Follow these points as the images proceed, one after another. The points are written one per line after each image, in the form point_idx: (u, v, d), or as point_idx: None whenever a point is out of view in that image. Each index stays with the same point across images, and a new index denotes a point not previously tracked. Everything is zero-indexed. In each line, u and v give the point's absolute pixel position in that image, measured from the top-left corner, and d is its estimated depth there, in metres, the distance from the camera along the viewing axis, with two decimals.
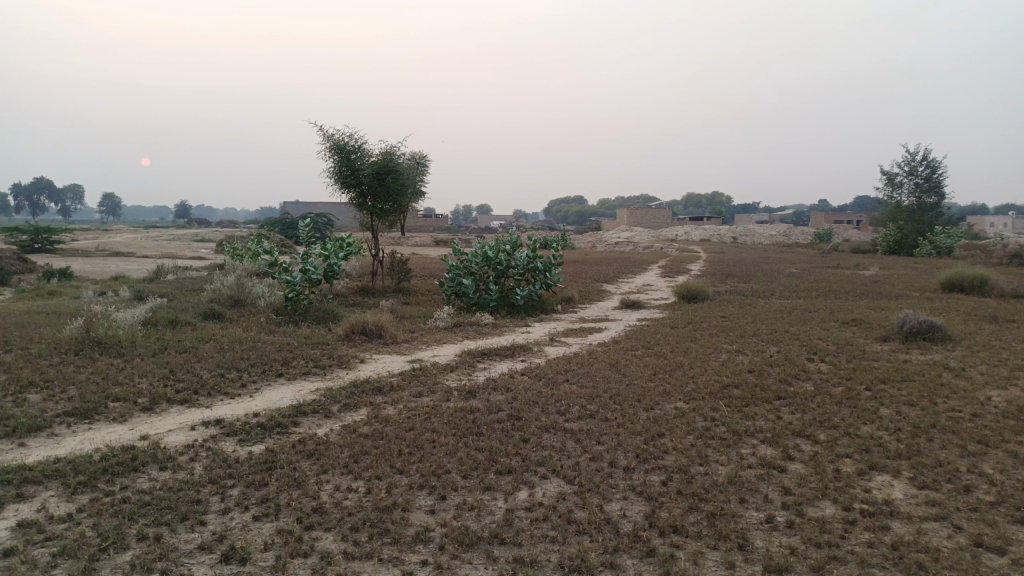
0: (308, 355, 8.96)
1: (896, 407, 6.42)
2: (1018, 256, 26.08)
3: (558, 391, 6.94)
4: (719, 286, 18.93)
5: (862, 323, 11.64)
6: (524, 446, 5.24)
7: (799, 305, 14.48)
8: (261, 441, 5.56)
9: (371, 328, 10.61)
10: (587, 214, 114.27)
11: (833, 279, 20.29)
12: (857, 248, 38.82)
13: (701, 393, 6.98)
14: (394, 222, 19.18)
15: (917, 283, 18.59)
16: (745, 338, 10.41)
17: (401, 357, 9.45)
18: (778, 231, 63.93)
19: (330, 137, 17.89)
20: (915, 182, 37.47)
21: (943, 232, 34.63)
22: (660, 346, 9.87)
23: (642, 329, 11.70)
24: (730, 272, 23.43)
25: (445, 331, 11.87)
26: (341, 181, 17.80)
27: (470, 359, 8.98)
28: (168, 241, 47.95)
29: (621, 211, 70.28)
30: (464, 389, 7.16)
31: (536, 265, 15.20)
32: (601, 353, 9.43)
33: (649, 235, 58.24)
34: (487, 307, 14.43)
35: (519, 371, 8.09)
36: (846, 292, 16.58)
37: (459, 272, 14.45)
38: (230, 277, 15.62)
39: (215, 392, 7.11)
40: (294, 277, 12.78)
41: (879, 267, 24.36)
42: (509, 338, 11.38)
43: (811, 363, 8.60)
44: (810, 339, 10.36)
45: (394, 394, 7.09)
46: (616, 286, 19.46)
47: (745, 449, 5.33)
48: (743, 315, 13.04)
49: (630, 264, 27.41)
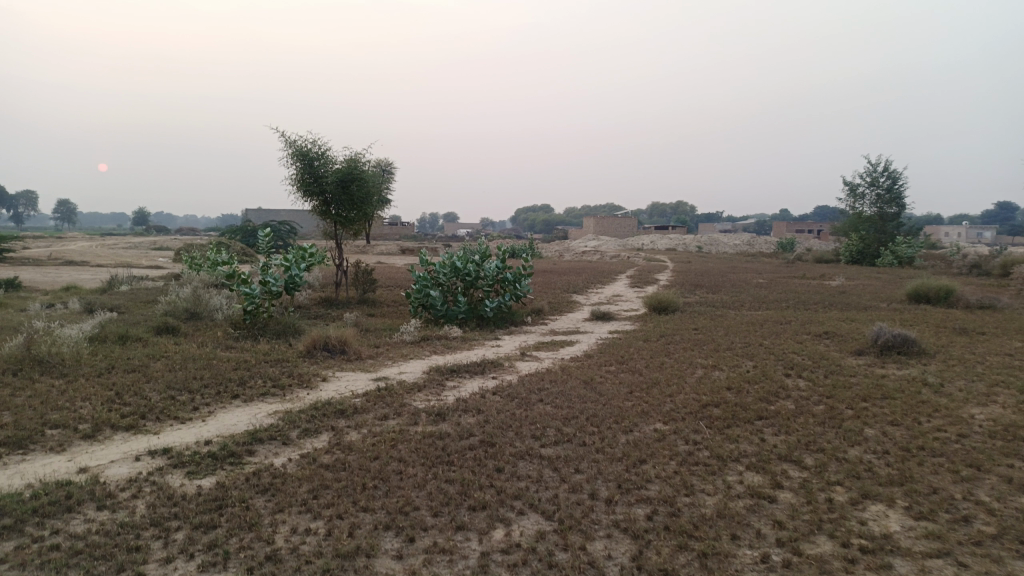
0: (267, 373, 8.49)
1: (881, 428, 6.21)
2: (978, 266, 26.50)
3: (532, 412, 6.60)
4: (689, 296, 18.83)
5: (834, 336, 11.52)
6: (498, 477, 4.89)
7: (769, 316, 14.37)
8: (212, 474, 5.12)
9: (334, 343, 10.17)
10: (553, 223, 114.52)
11: (801, 289, 20.33)
12: (821, 258, 39.31)
13: (680, 413, 6.70)
14: (358, 231, 18.71)
15: (884, 294, 18.68)
16: (719, 352, 10.20)
17: (366, 374, 9.04)
18: (742, 241, 64.62)
19: (292, 144, 17.38)
20: (876, 193, 38.06)
21: (904, 242, 35.22)
22: (635, 361, 9.61)
23: (614, 343, 11.44)
24: (699, 282, 23.40)
25: (412, 345, 11.47)
26: (304, 189, 17.29)
27: (438, 377, 8.60)
28: (125, 249, 46.63)
29: (587, 220, 70.41)
30: (432, 411, 6.78)
31: (505, 276, 14.89)
32: (574, 369, 9.13)
33: (616, 244, 58.37)
34: (455, 320, 14.05)
35: (489, 390, 7.75)
36: (815, 303, 16.55)
37: (426, 283, 14.05)
38: (187, 289, 15.01)
39: (164, 417, 6.62)
40: (253, 289, 12.26)
41: (845, 277, 24.57)
42: (478, 353, 11.03)
43: (788, 379, 8.40)
44: (785, 353, 10.19)
45: (358, 417, 6.68)
46: (586, 297, 19.23)
47: (731, 477, 5.04)
48: (715, 327, 12.86)
49: (598, 274, 27.24)
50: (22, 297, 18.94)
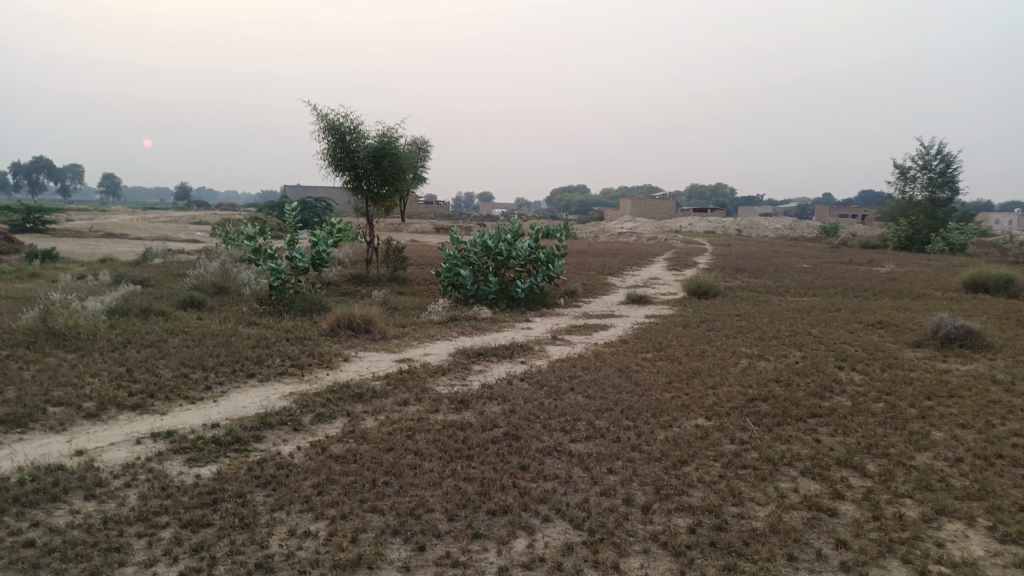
0: (286, 352, 8.13)
1: (950, 431, 5.57)
2: None
3: (561, 402, 6.12)
4: (729, 280, 18.10)
5: (888, 326, 10.77)
6: (522, 477, 4.41)
7: (816, 303, 13.61)
8: (213, 462, 4.73)
9: (358, 322, 9.79)
10: (589, 204, 113.40)
11: (848, 276, 19.45)
12: (866, 244, 37.93)
13: (724, 408, 6.15)
14: (390, 207, 18.29)
15: (938, 282, 17.70)
16: (765, 341, 9.57)
17: (389, 356, 8.64)
18: (783, 224, 63.00)
19: (324, 117, 16.98)
20: (928, 176, 36.47)
21: (956, 229, 33.76)
22: (673, 348, 9.05)
23: (651, 328, 10.87)
24: (740, 265, 22.58)
25: (440, 326, 11.04)
26: (335, 164, 16.90)
27: (464, 360, 8.15)
28: (164, 222, 47.22)
29: (624, 201, 69.26)
30: (455, 397, 6.33)
31: (538, 256, 14.39)
32: (608, 355, 8.60)
33: (653, 226, 57.38)
34: (485, 300, 13.60)
35: (517, 376, 7.27)
36: (864, 290, 15.71)
37: (457, 262, 13.59)
38: (215, 263, 14.78)
39: (173, 397, 6.27)
40: (279, 264, 11.94)
41: (894, 264, 23.52)
42: (508, 335, 10.55)
43: (841, 372, 7.77)
44: (835, 343, 9.51)
45: (376, 402, 6.26)
46: (622, 279, 18.61)
47: (784, 483, 4.49)
48: (758, 314, 12.20)
49: (634, 256, 26.52)
50: (56, 268, 18.98)
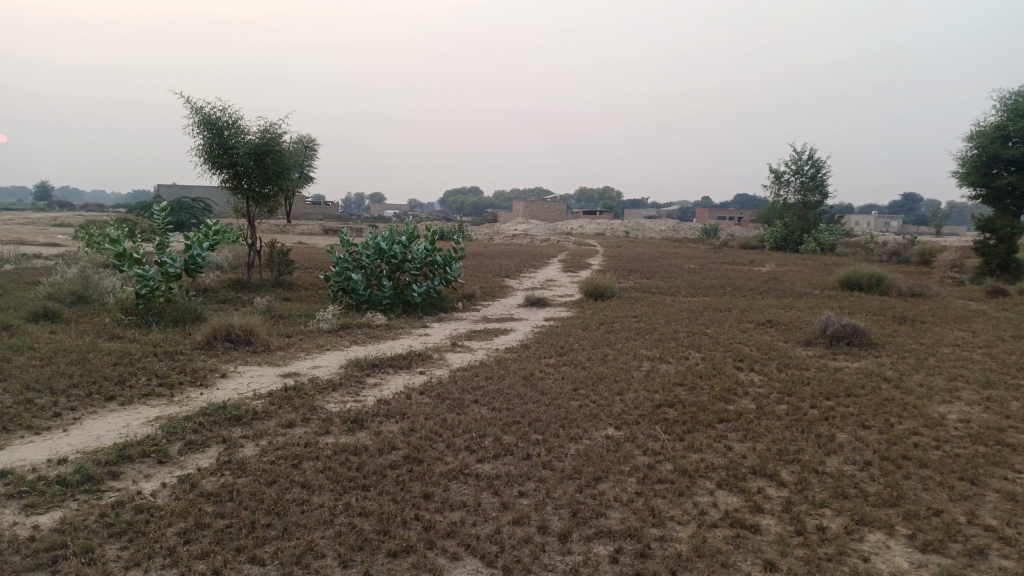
0: (153, 370, 7.27)
1: (853, 433, 5.57)
2: (897, 253, 27.07)
3: (464, 417, 5.70)
4: (623, 282, 18.27)
5: (779, 325, 11.04)
6: (425, 507, 3.96)
7: (708, 303, 13.86)
8: (57, 507, 3.98)
9: (238, 333, 8.98)
10: (481, 206, 113.59)
11: (734, 275, 20.12)
12: (746, 245, 39.75)
13: (633, 415, 5.92)
14: (274, 208, 17.24)
15: (815, 281, 18.58)
16: (664, 342, 9.53)
17: (274, 370, 7.94)
18: (668, 226, 65.28)
19: (199, 111, 15.77)
20: (800, 180, 38.61)
21: (826, 230, 35.99)
22: (575, 353, 8.83)
23: (551, 332, 10.64)
24: (633, 267, 22.98)
25: (330, 334, 10.36)
26: (212, 161, 15.72)
27: (357, 372, 7.57)
28: (20, 224, 43.14)
29: (517, 204, 69.66)
30: (347, 416, 5.78)
31: (434, 259, 13.91)
32: (510, 362, 8.26)
33: (546, 229, 58.03)
34: (379, 306, 12.98)
35: (416, 388, 6.79)
36: (751, 290, 16.21)
37: (347, 265, 12.86)
38: (73, 269, 13.35)
39: (11, 427, 5.38)
40: (147, 270, 10.85)
41: (774, 264, 24.67)
42: (404, 343, 10.02)
43: (741, 373, 7.77)
44: (731, 343, 9.60)
45: (257, 426, 5.61)
46: (518, 282, 18.41)
47: (703, 498, 4.27)
48: (654, 315, 12.25)
49: (528, 258, 26.45)
50: None
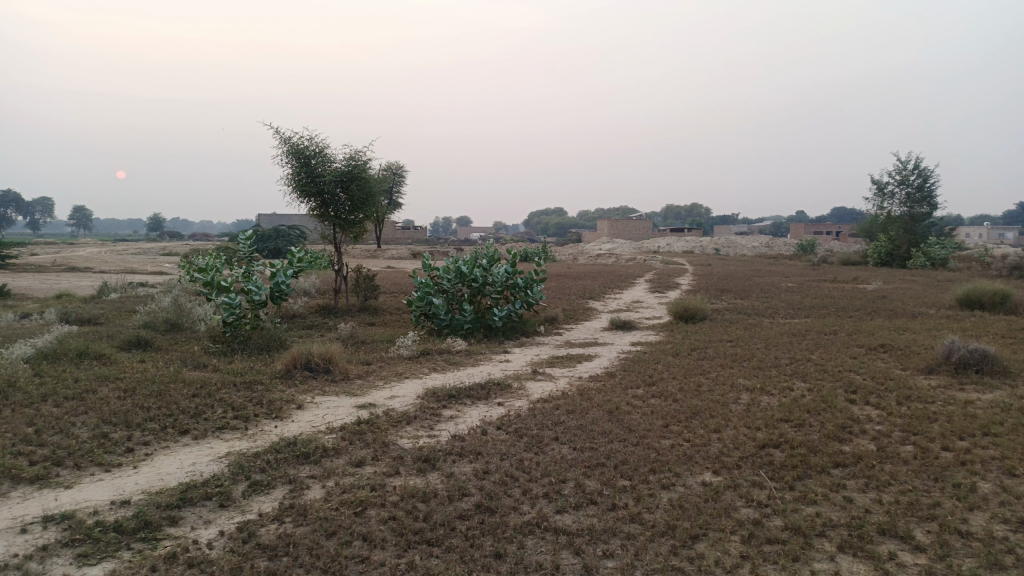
0: (230, 401, 7.15)
1: (999, 482, 4.75)
2: (1020, 268, 24.76)
3: (544, 458, 5.22)
4: (716, 303, 17.34)
5: (892, 351, 10.02)
6: (496, 569, 3.50)
7: (810, 326, 12.87)
8: (110, 558, 3.76)
9: (317, 362, 8.84)
10: (566, 227, 113.23)
11: (837, 294, 18.80)
12: (847, 261, 37.60)
13: (733, 458, 5.29)
14: (359, 234, 17.34)
15: (929, 300, 17.08)
16: (764, 371, 8.76)
17: (350, 401, 7.71)
18: (761, 243, 62.90)
19: (288, 141, 16.10)
20: (906, 192, 36.12)
21: (937, 243, 33.52)
22: (665, 383, 8.21)
23: (639, 358, 10.02)
24: (725, 286, 21.94)
25: (409, 362, 10.10)
26: (299, 190, 15.98)
27: (433, 404, 7.22)
28: (133, 254, 45.93)
29: (602, 223, 68.82)
30: (418, 454, 5.40)
31: (516, 281, 13.54)
32: (595, 393, 7.73)
33: (633, 248, 57.05)
34: (461, 330, 12.69)
35: (493, 423, 6.37)
36: (857, 310, 15.00)
37: (429, 290, 12.71)
38: (169, 298, 13.74)
39: (83, 463, 5.29)
40: (233, 298, 10.95)
41: (881, 281, 22.99)
42: (484, 371, 9.64)
43: (854, 406, 6.97)
44: (840, 371, 8.73)
45: (326, 464, 5.32)
46: (604, 304, 17.80)
47: (821, 565, 3.63)
48: (751, 339, 11.42)
49: (614, 278, 25.75)
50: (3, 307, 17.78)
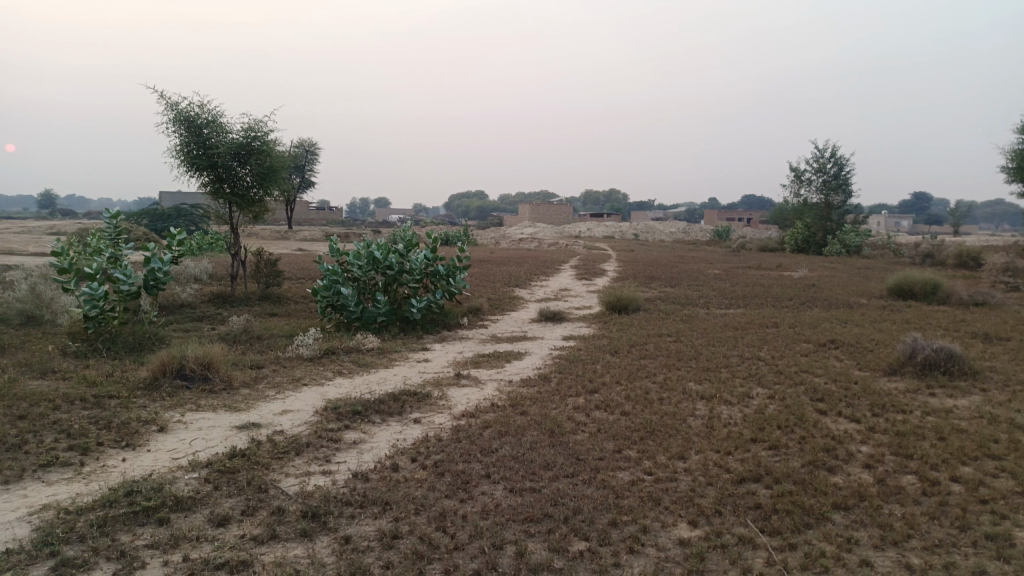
0: (65, 426, 5.58)
1: None
2: (931, 256, 25.33)
3: (472, 510, 3.97)
4: (646, 292, 16.51)
5: (844, 347, 9.27)
6: None
7: (750, 317, 12.13)
8: None
9: (192, 368, 7.30)
10: (486, 211, 111.95)
11: (766, 282, 18.32)
12: (765, 247, 37.99)
13: (710, 501, 4.20)
14: (259, 214, 15.49)
15: (858, 289, 16.72)
16: (715, 373, 7.79)
17: (230, 419, 6.25)
18: (679, 228, 63.42)
19: (175, 106, 14.13)
20: (822, 180, 36.46)
21: (852, 231, 34.27)
22: (609, 389, 7.10)
23: (575, 357, 8.91)
24: (654, 273, 21.28)
25: (310, 363, 8.68)
26: (189, 162, 14.05)
27: (331, 425, 5.86)
28: (13, 233, 41.87)
29: (523, 206, 67.94)
30: (305, 506, 4.07)
31: (436, 269, 12.21)
32: (528, 404, 6.53)
33: (555, 232, 56.41)
34: (373, 323, 11.29)
35: (406, 452, 5.07)
36: (792, 300, 14.45)
37: (337, 277, 11.23)
38: (25, 284, 11.69)
39: None
40: (96, 288, 9.17)
41: (806, 268, 22.89)
42: (398, 374, 8.30)
43: (827, 420, 6.02)
44: (798, 372, 7.86)
45: (177, 525, 3.91)
46: (530, 292, 16.67)
47: None
48: (692, 334, 10.52)
49: (539, 264, 24.76)
50: None
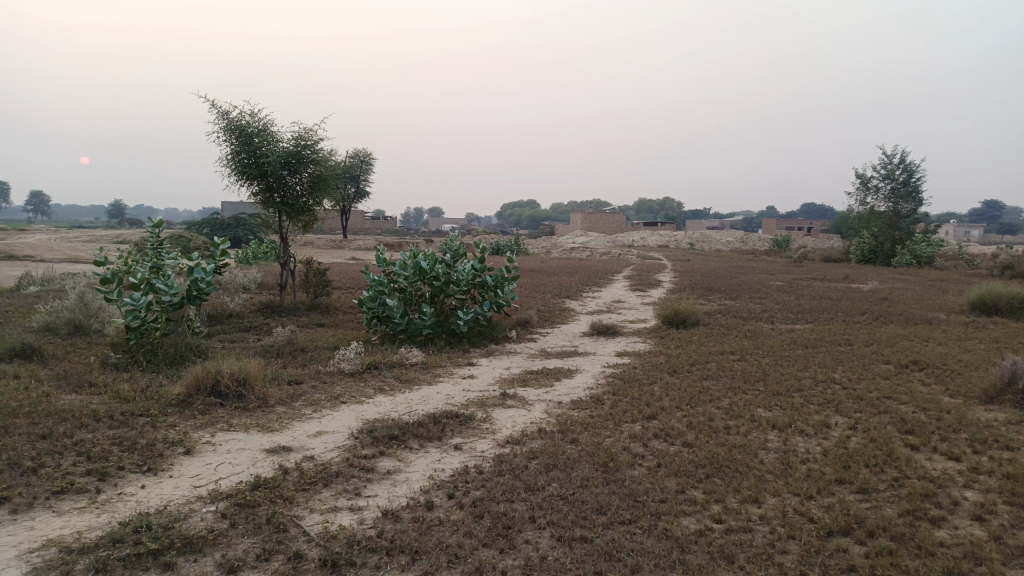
0: (87, 448, 5.26)
1: None
2: (1011, 268, 23.81)
3: (514, 566, 3.43)
4: (705, 304, 15.72)
5: (929, 369, 8.41)
6: None
7: (819, 333, 11.29)
8: None
9: (227, 385, 6.97)
10: (538, 219, 111.60)
11: (834, 295, 17.31)
12: (828, 258, 36.50)
13: (793, 561, 3.57)
14: (309, 223, 15.28)
15: (935, 303, 15.61)
16: (786, 397, 7.07)
17: (260, 441, 5.85)
18: (736, 237, 61.76)
19: (227, 116, 14.06)
20: (891, 187, 34.75)
21: (924, 240, 32.59)
22: (668, 415, 6.48)
23: (631, 376, 8.30)
24: (712, 284, 20.45)
25: (351, 379, 8.30)
26: (239, 171, 13.93)
27: (366, 452, 5.40)
28: (80, 242, 43.31)
29: (575, 215, 67.36)
30: (325, 553, 3.60)
31: (484, 279, 11.75)
32: (580, 431, 5.97)
33: (608, 241, 55.56)
34: (419, 336, 10.87)
35: (443, 487, 4.56)
36: (864, 315, 13.51)
37: (383, 288, 10.86)
38: (74, 293, 11.66)
39: None
40: (139, 299, 8.97)
41: (876, 280, 21.68)
42: (442, 392, 7.83)
43: (920, 457, 5.29)
44: (880, 397, 7.09)
45: (184, 572, 3.48)
46: (582, 304, 16.06)
47: None
48: (757, 352, 9.78)
49: (592, 275, 24.11)
50: None
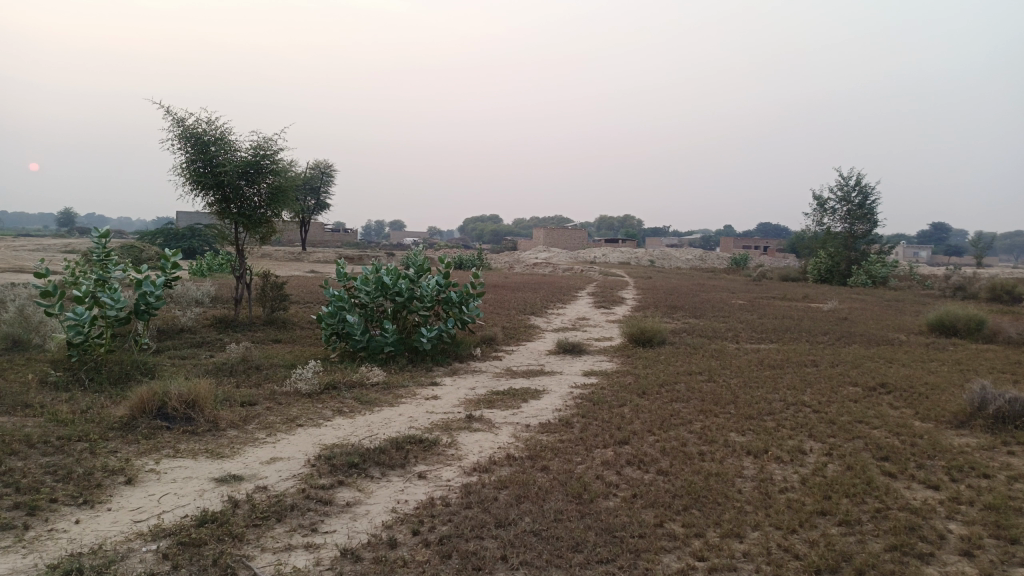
0: (17, 478, 4.82)
1: None
2: (963, 289, 24.38)
3: None
4: (670, 323, 15.65)
5: (897, 392, 8.38)
6: None
7: (785, 354, 11.25)
8: None
9: (174, 408, 6.55)
10: (500, 235, 111.59)
11: (795, 315, 17.41)
12: (786, 277, 37.06)
13: None
14: (267, 235, 14.81)
15: (894, 323, 15.79)
16: (758, 421, 6.92)
17: (209, 468, 5.46)
18: (695, 255, 62.58)
19: (182, 123, 13.54)
20: (847, 209, 35.48)
21: (878, 261, 33.29)
22: (640, 440, 6.26)
23: (599, 398, 8.08)
24: (675, 302, 20.46)
25: (309, 400, 7.92)
26: (194, 181, 13.41)
27: (324, 481, 5.06)
28: (26, 250, 41.69)
29: (538, 231, 67.43)
30: None
31: (448, 296, 11.45)
32: (550, 457, 5.71)
33: (570, 257, 55.65)
34: (380, 353, 10.51)
35: (407, 522, 4.25)
36: (827, 335, 13.56)
37: (343, 304, 10.49)
38: (14, 305, 11.02)
39: None
40: (82, 313, 8.45)
41: (835, 300, 21.98)
42: (404, 414, 7.50)
43: (899, 485, 5.16)
44: (852, 422, 6.98)
45: None
46: (547, 321, 15.85)
47: None
48: (725, 372, 9.66)
49: (556, 291, 23.96)
50: None
